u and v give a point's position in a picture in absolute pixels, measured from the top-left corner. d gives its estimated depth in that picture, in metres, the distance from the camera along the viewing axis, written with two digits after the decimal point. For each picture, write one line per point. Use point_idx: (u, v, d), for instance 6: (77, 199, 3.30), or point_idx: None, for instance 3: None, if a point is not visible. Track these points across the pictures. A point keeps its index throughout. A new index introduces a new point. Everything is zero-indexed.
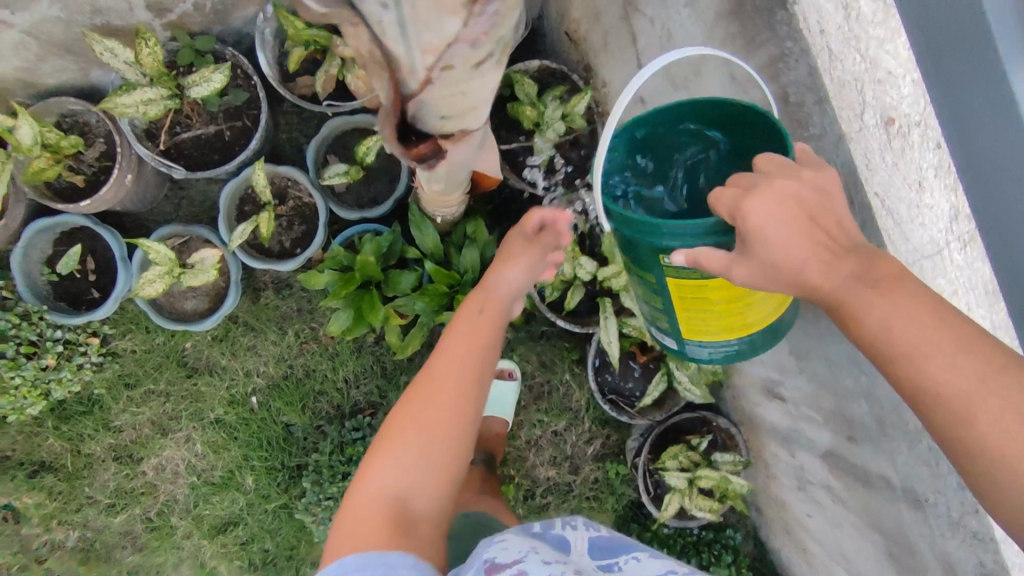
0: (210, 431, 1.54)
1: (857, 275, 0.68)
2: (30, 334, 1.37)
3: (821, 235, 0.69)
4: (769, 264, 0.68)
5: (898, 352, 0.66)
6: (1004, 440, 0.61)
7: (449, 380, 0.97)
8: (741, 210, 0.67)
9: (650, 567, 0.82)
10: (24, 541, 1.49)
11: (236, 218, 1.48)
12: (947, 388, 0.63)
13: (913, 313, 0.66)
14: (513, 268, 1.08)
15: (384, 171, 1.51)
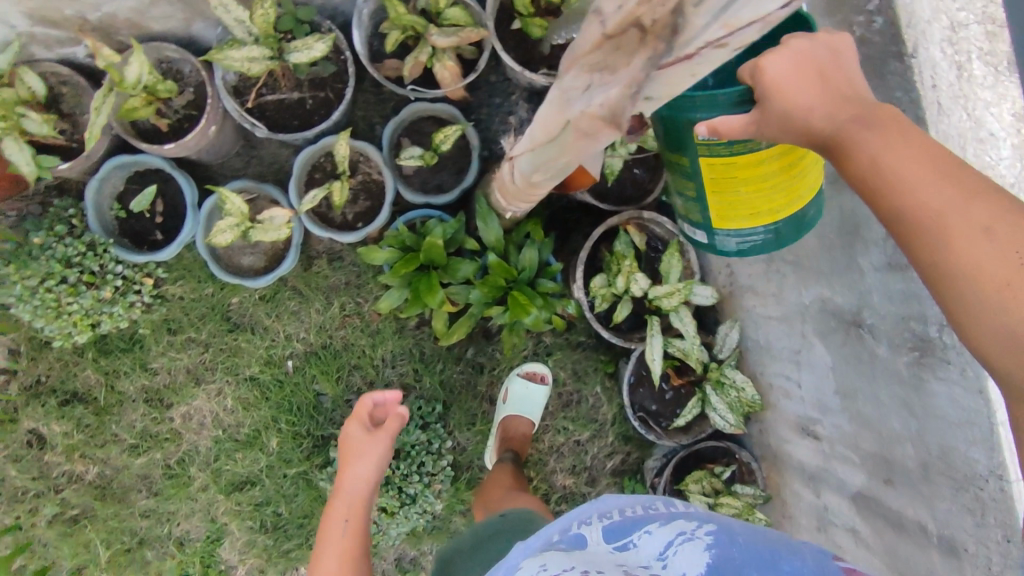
0: (244, 387, 1.56)
1: (856, 116, 0.70)
2: (94, 264, 1.39)
3: (829, 84, 0.72)
4: (774, 111, 0.72)
5: (888, 183, 0.66)
6: (992, 265, 0.61)
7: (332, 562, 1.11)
8: (759, 67, 0.73)
9: (663, 537, 0.73)
10: (44, 468, 1.50)
11: (304, 185, 1.51)
12: (936, 207, 0.64)
13: (907, 143, 0.67)
14: (360, 441, 1.26)
15: (453, 162, 1.55)
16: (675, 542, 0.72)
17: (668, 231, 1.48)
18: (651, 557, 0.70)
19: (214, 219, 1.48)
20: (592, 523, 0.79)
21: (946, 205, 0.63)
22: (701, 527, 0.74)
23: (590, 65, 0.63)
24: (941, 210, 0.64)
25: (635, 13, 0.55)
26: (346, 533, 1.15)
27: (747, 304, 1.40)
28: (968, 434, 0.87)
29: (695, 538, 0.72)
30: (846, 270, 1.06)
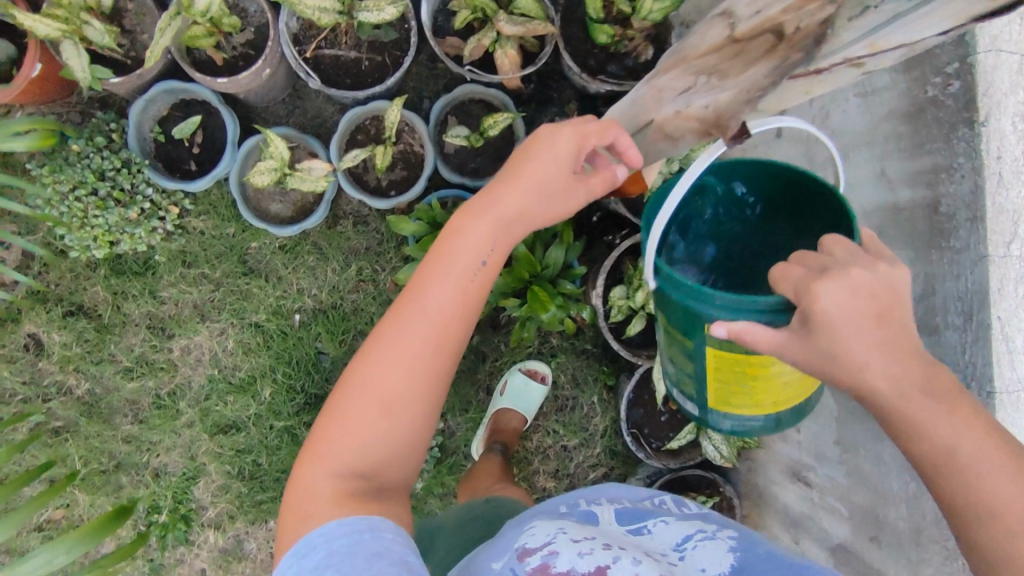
0: (247, 332, 1.55)
1: (922, 382, 0.66)
2: (126, 182, 1.39)
3: (888, 338, 0.67)
4: (831, 359, 0.67)
5: (960, 472, 0.65)
6: None
7: (440, 312, 0.82)
8: (813, 295, 0.66)
9: (680, 530, 0.76)
10: (37, 375, 1.50)
11: (345, 143, 1.51)
12: (1012, 515, 0.63)
13: (973, 425, 0.65)
14: (541, 165, 0.86)
15: (494, 149, 1.55)
16: (693, 536, 0.75)
17: None
18: (666, 543, 0.74)
19: (250, 160, 1.48)
20: (603, 505, 0.83)
21: (1008, 502, 0.63)
22: (721, 531, 0.77)
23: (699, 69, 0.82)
24: (1003, 505, 0.63)
25: (778, 19, 0.70)
26: (478, 277, 0.84)
27: None
28: None
29: (717, 539, 0.74)
30: None
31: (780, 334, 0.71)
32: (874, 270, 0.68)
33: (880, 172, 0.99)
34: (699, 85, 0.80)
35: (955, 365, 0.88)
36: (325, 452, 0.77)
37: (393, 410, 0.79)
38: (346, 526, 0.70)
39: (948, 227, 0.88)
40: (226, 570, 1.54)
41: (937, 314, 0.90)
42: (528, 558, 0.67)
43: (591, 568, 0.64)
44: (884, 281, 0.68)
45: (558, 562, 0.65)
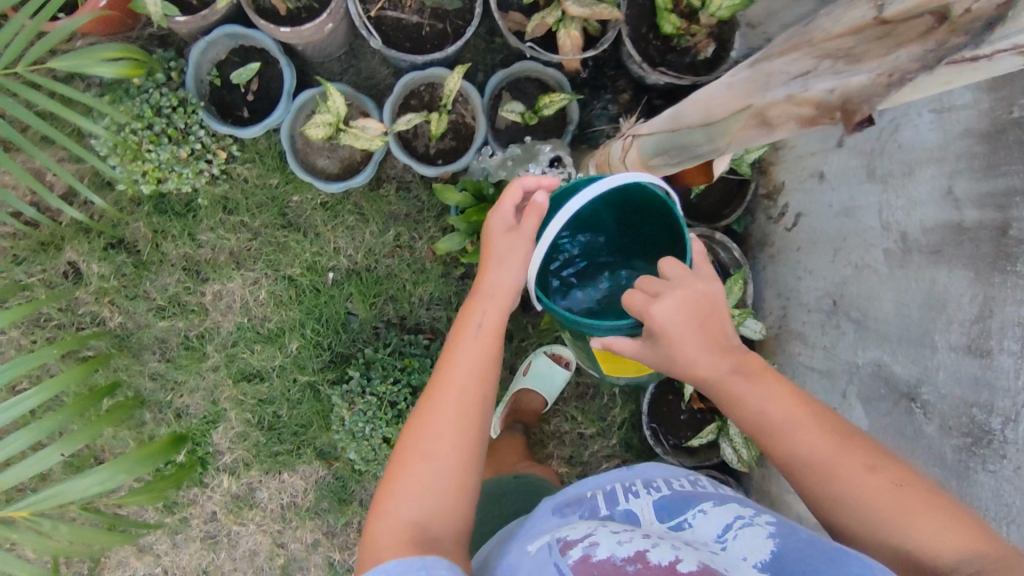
0: (280, 284, 1.55)
1: (736, 368, 0.83)
2: (181, 122, 1.39)
3: (708, 331, 0.84)
4: (671, 358, 0.84)
5: (774, 430, 0.81)
6: (879, 499, 0.75)
7: (460, 374, 0.86)
8: (646, 309, 0.82)
9: (719, 518, 0.75)
10: (72, 303, 1.51)
11: (398, 107, 1.51)
12: (819, 454, 0.78)
13: (784, 398, 0.82)
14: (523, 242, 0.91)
15: (545, 129, 1.54)
16: (733, 524, 0.74)
17: (733, 258, 1.50)
18: (707, 532, 0.73)
19: (304, 112, 1.47)
20: (641, 497, 0.82)
21: (824, 450, 0.78)
22: (759, 517, 0.75)
23: (827, 52, 0.72)
24: (821, 455, 0.78)
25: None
26: (482, 334, 0.89)
27: (792, 350, 1.39)
28: (1000, 530, 0.86)
29: (756, 524, 0.73)
30: (916, 343, 1.04)
31: (636, 343, 0.88)
32: (680, 272, 0.86)
33: (946, 191, 0.98)
34: (821, 70, 0.71)
35: (1005, 391, 0.87)
36: (382, 514, 0.81)
37: (432, 464, 0.82)
38: (401, 566, 0.72)
39: (1016, 250, 0.86)
40: (236, 516, 1.55)
41: (992, 338, 0.89)
42: (569, 551, 0.68)
43: (630, 554, 0.65)
44: (702, 290, 0.84)
45: (598, 552, 0.66)
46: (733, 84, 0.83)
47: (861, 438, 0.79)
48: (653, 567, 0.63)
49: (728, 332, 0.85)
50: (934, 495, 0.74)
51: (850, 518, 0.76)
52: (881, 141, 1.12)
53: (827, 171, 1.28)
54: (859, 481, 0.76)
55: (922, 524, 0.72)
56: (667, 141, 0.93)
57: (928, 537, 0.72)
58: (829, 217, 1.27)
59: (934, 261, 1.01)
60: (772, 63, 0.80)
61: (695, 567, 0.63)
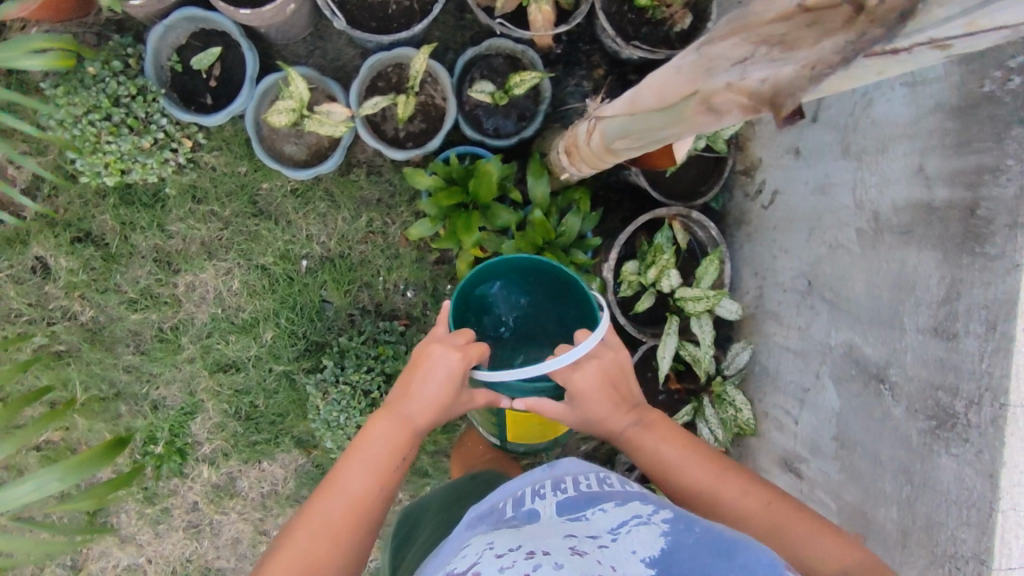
0: (253, 274, 1.53)
1: (640, 421, 0.97)
2: (141, 110, 1.35)
3: (619, 394, 0.97)
4: (588, 416, 0.97)
5: (668, 470, 0.93)
6: (752, 520, 0.85)
7: (352, 491, 0.86)
8: (568, 376, 0.94)
9: (616, 518, 0.72)
10: (42, 298, 1.49)
11: (365, 89, 1.47)
12: (703, 488, 0.90)
13: (678, 443, 0.95)
14: (444, 383, 0.94)
15: (518, 109, 1.50)
16: (629, 522, 0.70)
17: (710, 237, 1.46)
18: (601, 531, 0.70)
19: (267, 98, 1.44)
20: (546, 499, 0.81)
21: (708, 483, 0.89)
22: (657, 514, 0.72)
23: (761, 38, 0.68)
24: (705, 489, 0.89)
25: None
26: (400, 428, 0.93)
27: (768, 329, 1.38)
28: (962, 513, 0.85)
29: (651, 523, 0.69)
30: (885, 324, 1.03)
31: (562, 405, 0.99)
32: (604, 352, 0.98)
33: (918, 168, 0.96)
34: (758, 56, 0.67)
35: (971, 374, 0.85)
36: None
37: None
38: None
39: (985, 232, 0.84)
40: (217, 505, 1.56)
41: (959, 320, 0.88)
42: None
43: None
44: (613, 360, 0.98)
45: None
46: (682, 68, 0.78)
47: (741, 471, 0.91)
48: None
49: (633, 392, 0.98)
50: (802, 515, 0.84)
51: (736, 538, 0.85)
52: (854, 116, 1.09)
53: (803, 148, 1.25)
54: (739, 507, 0.86)
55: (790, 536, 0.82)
56: (628, 126, 0.90)
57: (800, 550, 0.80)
58: (804, 194, 1.25)
59: (904, 241, 0.99)
60: (713, 47, 0.74)
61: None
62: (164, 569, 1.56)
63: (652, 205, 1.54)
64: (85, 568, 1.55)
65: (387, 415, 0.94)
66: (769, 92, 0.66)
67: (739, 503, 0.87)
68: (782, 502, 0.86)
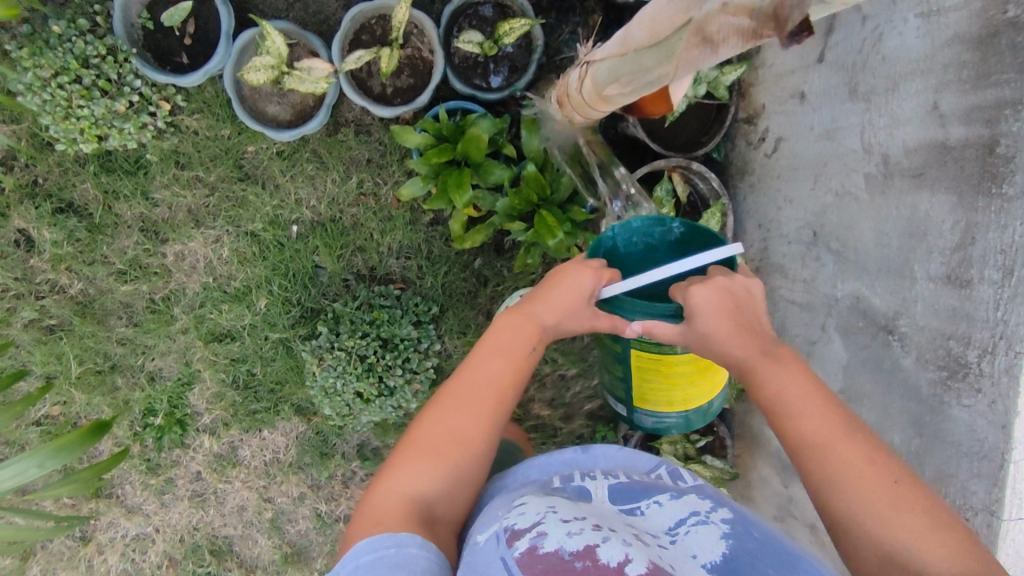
0: (243, 241, 1.49)
1: (763, 350, 0.84)
2: (112, 72, 1.30)
3: (743, 321, 0.85)
4: (700, 335, 0.85)
5: (784, 407, 0.81)
6: (870, 485, 0.73)
7: (477, 391, 0.89)
8: (687, 291, 0.84)
9: (673, 513, 0.74)
10: (28, 272, 1.46)
11: (348, 43, 1.39)
12: (820, 439, 0.77)
13: (805, 384, 0.82)
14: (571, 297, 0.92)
15: (510, 59, 1.43)
16: (687, 520, 0.72)
17: (712, 190, 1.41)
18: (659, 526, 0.72)
19: (246, 56, 1.37)
20: (598, 480, 0.83)
21: (828, 436, 0.77)
22: (715, 513, 0.74)
23: None
24: (822, 439, 0.77)
25: None
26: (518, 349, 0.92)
27: (773, 283, 1.34)
28: (973, 465, 0.83)
29: (710, 523, 0.71)
30: (895, 273, 0.98)
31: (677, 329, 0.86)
32: (733, 277, 0.86)
33: (932, 107, 0.90)
34: None
35: (984, 321, 0.82)
36: (382, 489, 0.83)
37: (425, 480, 0.84)
38: (372, 544, 0.74)
39: (1002, 171, 0.79)
40: (220, 474, 1.55)
41: (973, 266, 0.83)
42: (516, 542, 0.65)
43: (579, 547, 0.62)
44: (742, 284, 0.86)
45: (546, 543, 0.64)
46: None
47: (869, 434, 0.78)
48: (602, 567, 0.60)
49: (762, 324, 0.86)
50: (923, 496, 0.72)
51: (841, 499, 0.74)
52: (864, 52, 1.02)
53: (808, 91, 1.18)
54: (856, 469, 0.74)
55: (907, 515, 0.70)
56: (619, 67, 0.84)
57: (908, 532, 0.69)
58: (810, 140, 1.19)
59: (916, 185, 0.94)
60: None
61: (644, 566, 0.60)
62: (172, 538, 1.57)
63: (651, 157, 1.48)
64: (94, 538, 1.56)
65: (511, 319, 0.94)
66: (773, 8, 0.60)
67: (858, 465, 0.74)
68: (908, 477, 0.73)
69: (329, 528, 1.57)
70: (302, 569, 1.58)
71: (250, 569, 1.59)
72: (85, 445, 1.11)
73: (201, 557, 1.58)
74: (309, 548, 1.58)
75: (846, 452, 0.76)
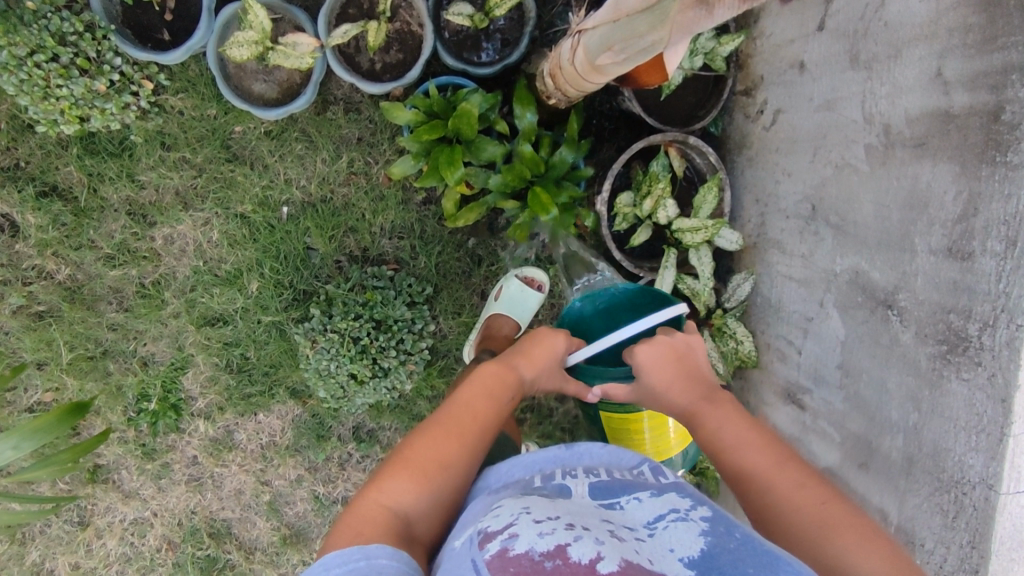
0: (233, 223, 1.47)
1: (703, 396, 0.94)
2: (90, 49, 1.26)
3: (685, 371, 0.96)
4: (647, 387, 0.97)
5: (724, 444, 0.88)
6: (806, 511, 0.77)
7: (462, 421, 0.92)
8: (631, 351, 0.97)
9: (652, 509, 0.73)
10: (14, 257, 1.44)
11: (335, 17, 1.35)
12: (758, 469, 0.83)
13: (743, 423, 0.89)
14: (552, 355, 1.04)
15: (502, 32, 1.39)
16: (666, 516, 0.71)
17: (709, 164, 1.39)
18: (637, 520, 0.71)
19: (229, 31, 1.33)
20: (578, 477, 0.82)
21: (764, 469, 0.82)
22: (695, 511, 0.73)
23: None
24: (761, 470, 0.82)
25: None
26: (502, 389, 0.98)
27: (770, 259, 1.32)
28: (971, 439, 0.82)
29: (690, 520, 0.70)
30: (896, 246, 0.96)
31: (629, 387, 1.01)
32: (673, 334, 1.00)
33: (936, 73, 0.87)
34: None
35: (986, 294, 0.80)
36: (360, 504, 0.82)
37: (403, 500, 0.82)
38: (341, 556, 0.72)
39: (1007, 138, 0.77)
40: (217, 458, 1.55)
41: (975, 238, 0.82)
42: (488, 544, 0.65)
43: (550, 546, 0.62)
44: (681, 340, 0.99)
45: (517, 545, 0.63)
46: None
47: (804, 464, 0.83)
48: (574, 564, 0.60)
49: (704, 372, 0.97)
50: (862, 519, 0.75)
51: (783, 526, 0.78)
52: (867, 18, 0.99)
53: (808, 61, 1.15)
54: (792, 496, 0.79)
55: (841, 536, 0.73)
56: (610, 34, 0.81)
57: (846, 552, 0.72)
58: (808, 112, 1.16)
59: (918, 155, 0.91)
60: None
61: (616, 564, 0.61)
62: (170, 522, 1.57)
63: (647, 133, 1.45)
64: (92, 523, 1.56)
65: (496, 362, 1.02)
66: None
67: (794, 492, 0.79)
68: (842, 500, 0.78)
69: (327, 510, 1.57)
70: (301, 551, 1.58)
71: (249, 551, 1.59)
72: (63, 425, 1.10)
73: (200, 539, 1.57)
74: (307, 529, 1.58)
75: (783, 483, 0.80)
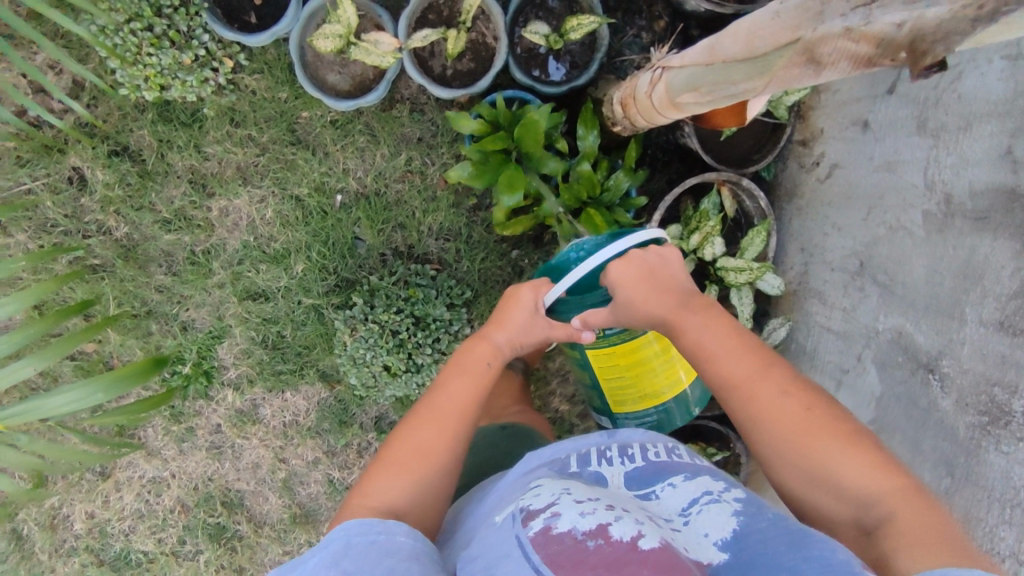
0: (287, 204, 1.51)
1: (684, 305, 0.91)
2: (182, 23, 1.34)
3: (661, 283, 0.92)
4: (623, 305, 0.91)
5: (706, 354, 0.87)
6: (787, 417, 0.80)
7: (441, 408, 0.92)
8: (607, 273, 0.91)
9: (686, 493, 0.75)
10: (78, 210, 1.49)
11: (415, 21, 1.40)
12: (742, 380, 0.84)
13: (723, 332, 0.88)
14: (525, 311, 0.98)
15: (571, 55, 1.43)
16: (699, 500, 0.73)
17: (759, 208, 1.40)
18: (672, 509, 0.73)
19: (314, 22, 1.38)
20: (613, 464, 0.83)
21: (748, 380, 0.83)
22: (729, 492, 0.74)
23: None
24: (743, 380, 0.84)
25: None
26: (478, 369, 0.97)
27: (810, 308, 1.34)
28: (1005, 512, 0.83)
29: (722, 501, 0.72)
30: (945, 313, 0.98)
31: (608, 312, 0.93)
32: (647, 248, 0.93)
33: (1006, 151, 0.88)
34: None
35: None
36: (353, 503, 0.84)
37: (394, 492, 0.85)
38: (361, 527, 0.75)
39: None
40: (240, 430, 1.58)
41: None
42: (531, 522, 0.67)
43: (591, 526, 0.63)
44: (657, 254, 0.94)
45: (559, 524, 0.65)
46: (781, 12, 0.71)
47: (782, 367, 0.85)
48: (616, 543, 0.61)
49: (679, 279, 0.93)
50: (838, 420, 0.80)
51: (766, 432, 0.81)
52: (940, 89, 1.00)
53: (873, 120, 1.17)
54: (775, 403, 0.81)
55: (819, 439, 0.79)
56: (700, 76, 0.85)
57: (825, 457, 0.78)
58: (867, 170, 1.18)
59: (979, 228, 0.93)
60: None
61: (656, 542, 0.62)
62: (187, 485, 1.60)
63: (700, 169, 1.47)
64: (113, 476, 1.60)
65: (470, 341, 1.00)
66: (905, 40, 0.59)
67: (776, 399, 0.81)
68: (818, 406, 0.81)
69: (340, 494, 1.60)
70: (309, 531, 1.60)
71: (258, 525, 1.62)
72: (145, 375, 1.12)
73: (212, 507, 1.61)
74: (318, 511, 1.61)
75: (768, 393, 0.82)
